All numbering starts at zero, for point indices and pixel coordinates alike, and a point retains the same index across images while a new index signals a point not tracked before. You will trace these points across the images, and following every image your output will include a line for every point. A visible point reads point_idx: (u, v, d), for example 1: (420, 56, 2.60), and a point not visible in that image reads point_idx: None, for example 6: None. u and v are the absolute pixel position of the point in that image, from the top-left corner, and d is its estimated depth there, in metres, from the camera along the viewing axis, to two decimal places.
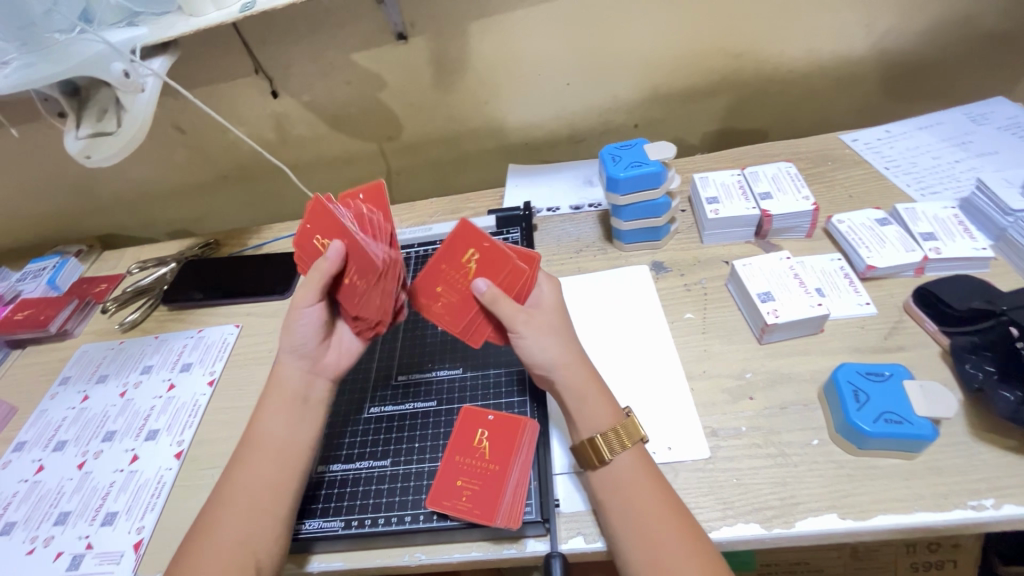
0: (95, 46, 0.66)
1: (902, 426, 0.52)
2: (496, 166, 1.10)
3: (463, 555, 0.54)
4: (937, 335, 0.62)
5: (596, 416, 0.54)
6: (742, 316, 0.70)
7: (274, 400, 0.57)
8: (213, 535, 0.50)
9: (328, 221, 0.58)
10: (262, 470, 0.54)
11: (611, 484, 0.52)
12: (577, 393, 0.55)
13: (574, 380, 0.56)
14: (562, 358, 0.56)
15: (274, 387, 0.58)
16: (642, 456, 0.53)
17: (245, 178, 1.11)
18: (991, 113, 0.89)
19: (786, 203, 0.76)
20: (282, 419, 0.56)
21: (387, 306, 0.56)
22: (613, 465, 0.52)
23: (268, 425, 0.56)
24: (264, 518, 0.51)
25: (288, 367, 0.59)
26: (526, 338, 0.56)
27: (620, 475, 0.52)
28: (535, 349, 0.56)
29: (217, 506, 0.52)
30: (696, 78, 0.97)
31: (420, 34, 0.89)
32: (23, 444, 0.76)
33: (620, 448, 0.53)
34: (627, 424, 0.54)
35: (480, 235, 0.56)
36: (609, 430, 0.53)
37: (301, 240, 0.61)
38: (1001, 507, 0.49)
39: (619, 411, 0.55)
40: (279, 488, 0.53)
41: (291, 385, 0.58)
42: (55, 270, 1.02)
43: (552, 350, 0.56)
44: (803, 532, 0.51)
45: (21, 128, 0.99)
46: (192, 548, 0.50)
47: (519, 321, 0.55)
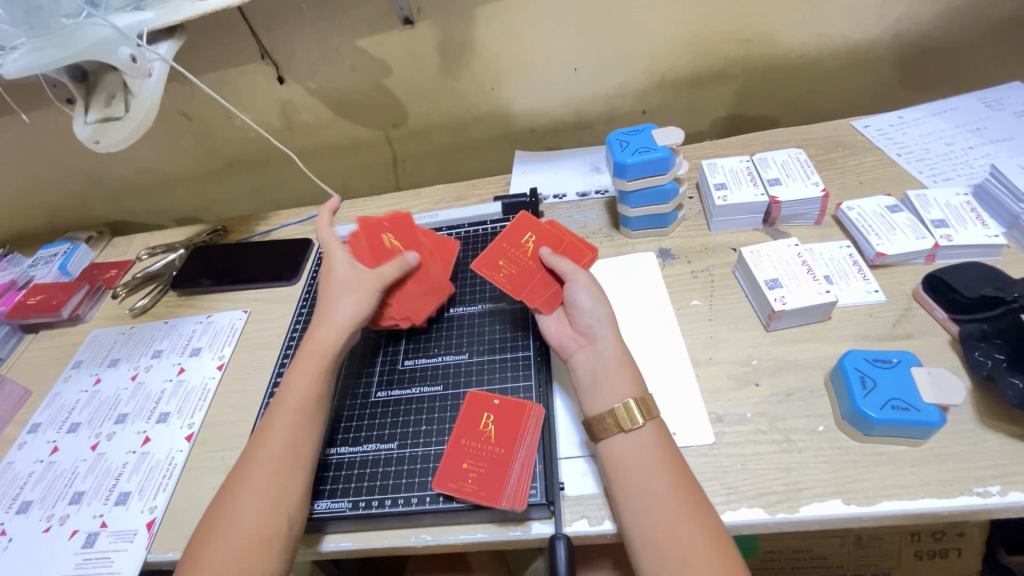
0: (103, 30, 0.66)
1: (909, 413, 0.52)
2: (502, 153, 1.10)
3: (469, 536, 0.55)
4: (946, 322, 0.61)
5: (619, 387, 0.56)
6: (749, 303, 0.69)
7: (307, 360, 0.63)
8: (239, 498, 0.53)
9: (404, 231, 0.75)
10: (286, 426, 0.58)
11: (624, 458, 0.52)
12: (613, 357, 0.58)
13: (614, 344, 0.59)
14: (608, 319, 0.60)
15: (307, 350, 0.64)
16: (658, 431, 0.54)
17: (252, 164, 1.12)
18: (1007, 98, 0.87)
19: (795, 189, 0.75)
20: (312, 379, 0.61)
21: (423, 311, 0.70)
22: (627, 437, 0.53)
23: (299, 385, 0.61)
24: (290, 473, 0.55)
25: (326, 333, 0.64)
26: (583, 293, 0.62)
27: (634, 450, 0.52)
28: (583, 299, 0.61)
29: (242, 475, 0.55)
30: (706, 63, 0.96)
31: (426, 19, 0.89)
32: (38, 425, 0.78)
33: (636, 421, 0.53)
34: (646, 399, 0.55)
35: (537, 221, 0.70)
36: (633, 400, 0.54)
37: (372, 231, 0.74)
38: (1007, 494, 0.49)
39: (640, 383, 0.57)
40: (302, 442, 0.57)
41: (327, 348, 0.64)
42: (66, 256, 1.03)
43: (604, 312, 0.61)
44: (807, 517, 0.51)
45: (30, 115, 1.00)
46: (221, 515, 0.53)
47: (583, 279, 0.63)
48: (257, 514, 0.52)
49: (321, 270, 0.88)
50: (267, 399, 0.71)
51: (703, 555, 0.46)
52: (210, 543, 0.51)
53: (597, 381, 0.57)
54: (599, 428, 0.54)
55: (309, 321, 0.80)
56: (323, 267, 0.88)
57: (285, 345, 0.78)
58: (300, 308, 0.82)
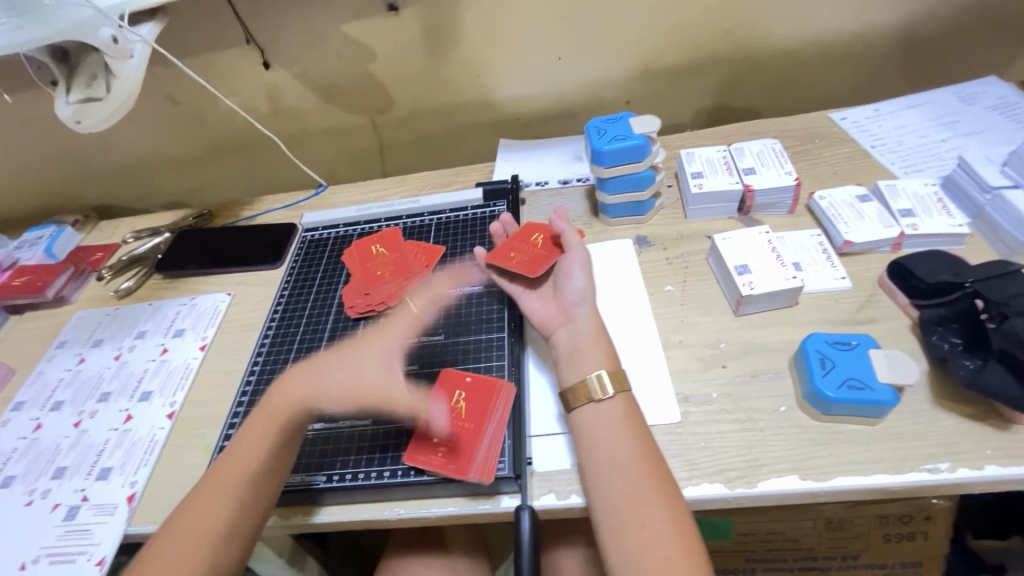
0: (81, 10, 0.66)
1: (864, 392, 0.54)
2: (488, 141, 1.11)
3: (439, 509, 0.56)
4: (907, 308, 0.63)
5: (596, 360, 0.58)
6: (720, 289, 0.71)
7: (339, 370, 0.59)
8: (226, 476, 0.54)
9: (393, 240, 0.82)
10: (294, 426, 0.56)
11: (593, 428, 0.55)
12: (592, 332, 0.61)
13: (593, 321, 0.61)
14: (590, 297, 0.63)
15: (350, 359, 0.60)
16: (629, 404, 0.56)
17: (238, 149, 1.12)
18: (981, 93, 0.88)
19: (769, 178, 0.76)
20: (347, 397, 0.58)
21: (397, 293, 0.75)
22: (598, 408, 0.56)
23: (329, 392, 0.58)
24: (273, 472, 0.55)
25: (366, 360, 0.60)
26: (577, 272, 0.65)
27: (603, 420, 0.55)
28: (575, 275, 0.65)
29: (235, 451, 0.56)
30: (688, 53, 0.97)
31: (411, 5, 0.89)
32: (22, 403, 0.79)
33: (609, 391, 0.56)
34: (620, 372, 0.57)
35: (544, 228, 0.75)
36: (608, 372, 0.57)
37: (363, 244, 0.83)
38: (956, 470, 0.51)
39: (616, 359, 0.59)
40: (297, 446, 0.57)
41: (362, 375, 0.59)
42: (52, 238, 1.04)
43: (589, 290, 0.64)
44: (765, 492, 0.53)
45: (15, 96, 1.00)
46: (208, 483, 0.54)
47: (579, 260, 0.67)
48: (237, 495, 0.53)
49: (304, 254, 0.89)
50: (248, 377, 0.73)
51: (660, 520, 0.48)
52: (192, 507, 0.53)
53: (574, 354, 0.60)
54: (573, 397, 0.57)
55: (291, 303, 0.81)
56: (306, 251, 0.89)
57: (266, 326, 0.79)
58: (282, 290, 0.84)
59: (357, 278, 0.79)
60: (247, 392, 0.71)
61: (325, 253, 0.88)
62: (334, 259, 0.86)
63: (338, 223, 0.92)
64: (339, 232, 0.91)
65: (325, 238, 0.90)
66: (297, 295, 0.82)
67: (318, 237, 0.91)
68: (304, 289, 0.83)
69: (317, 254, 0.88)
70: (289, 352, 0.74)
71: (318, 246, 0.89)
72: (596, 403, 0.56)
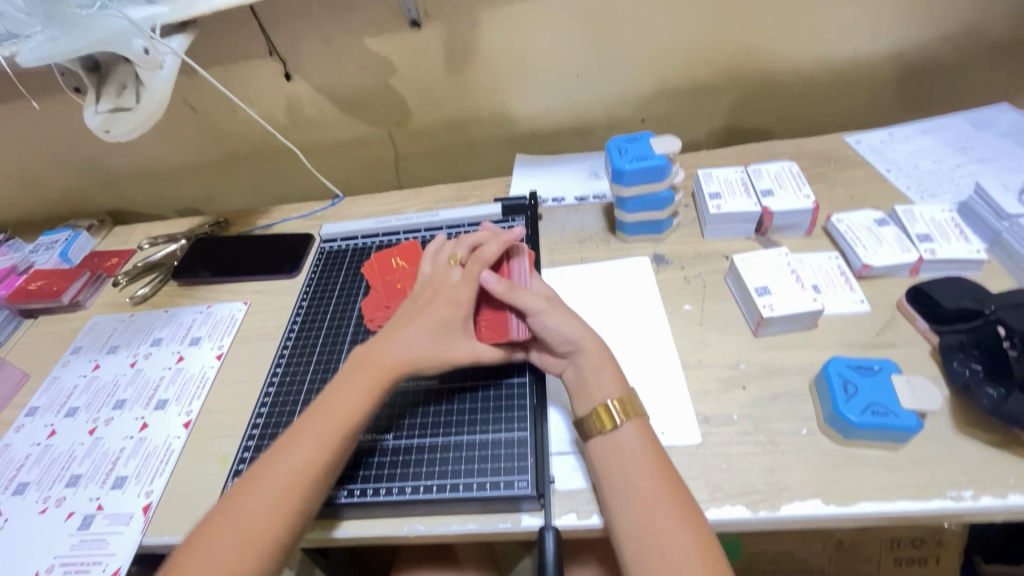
0: (117, 23, 0.68)
1: (888, 418, 0.54)
2: (503, 156, 1.12)
3: (460, 526, 0.56)
4: (927, 333, 0.64)
5: (605, 387, 0.58)
6: (739, 310, 0.71)
7: (366, 377, 0.59)
8: (250, 498, 0.52)
9: (414, 253, 0.84)
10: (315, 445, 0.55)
11: (610, 455, 0.54)
12: (592, 365, 0.60)
13: (594, 351, 0.60)
14: (580, 331, 0.61)
15: (367, 363, 0.60)
16: (643, 429, 0.56)
17: (255, 158, 1.13)
18: (994, 119, 0.90)
19: (786, 200, 0.77)
20: (364, 399, 0.57)
21: None
22: (615, 435, 0.55)
23: (350, 402, 0.57)
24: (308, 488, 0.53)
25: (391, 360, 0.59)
26: (548, 317, 0.62)
27: (620, 446, 0.55)
28: (539, 318, 0.62)
29: (261, 468, 0.54)
30: (704, 74, 0.98)
31: (433, 21, 0.91)
32: (36, 409, 0.79)
33: (622, 419, 0.56)
34: (632, 398, 0.57)
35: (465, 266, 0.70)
36: (618, 400, 0.57)
37: (384, 256, 0.85)
38: (979, 498, 0.51)
39: (626, 384, 0.59)
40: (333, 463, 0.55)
41: (388, 375, 0.59)
42: (67, 242, 1.04)
43: (571, 326, 0.61)
44: (788, 515, 0.53)
45: (39, 101, 1.01)
46: (235, 504, 0.52)
47: (538, 301, 0.63)
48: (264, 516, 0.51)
49: (322, 265, 0.89)
50: (267, 388, 0.73)
51: (686, 545, 0.48)
52: (219, 524, 0.51)
53: (582, 386, 0.59)
54: (589, 426, 0.57)
55: (309, 314, 0.82)
56: (324, 262, 0.90)
57: (284, 337, 0.79)
58: (301, 301, 0.84)
59: (377, 291, 0.80)
60: (266, 403, 0.71)
61: (344, 264, 0.88)
62: (352, 270, 0.87)
63: (356, 235, 0.93)
64: (357, 243, 0.92)
65: (343, 249, 0.91)
66: (315, 306, 0.83)
67: (336, 249, 0.91)
68: (323, 300, 0.83)
69: (335, 265, 0.89)
70: (309, 364, 0.75)
71: (336, 257, 0.90)
72: (611, 431, 0.56)
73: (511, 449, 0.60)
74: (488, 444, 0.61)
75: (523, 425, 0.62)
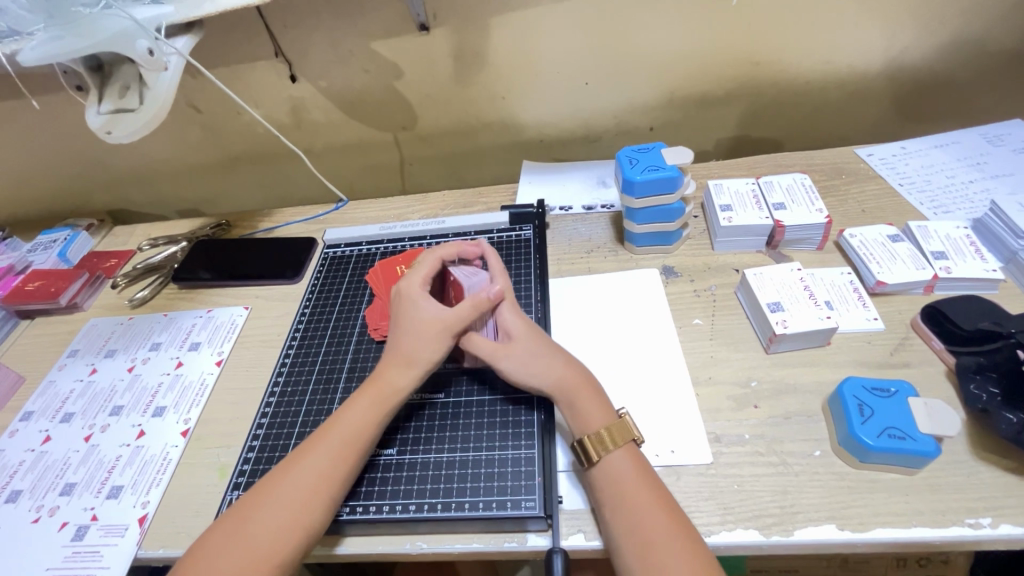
0: (122, 22, 0.67)
1: (905, 442, 0.53)
2: (510, 161, 1.10)
3: (464, 546, 0.55)
4: (942, 353, 0.63)
5: (592, 416, 0.57)
6: (751, 325, 0.70)
7: (371, 396, 0.59)
8: (253, 515, 0.51)
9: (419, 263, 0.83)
10: (326, 459, 0.54)
11: (605, 478, 0.53)
12: (567, 400, 0.58)
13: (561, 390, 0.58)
14: (541, 374, 0.59)
15: (374, 383, 0.60)
16: (634, 455, 0.55)
17: (259, 160, 1.12)
18: (1008, 135, 0.89)
19: (799, 214, 0.76)
20: (371, 417, 0.58)
21: None
22: (607, 461, 0.54)
23: (356, 420, 0.57)
24: (318, 502, 0.52)
25: (401, 378, 0.60)
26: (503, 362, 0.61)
27: (613, 472, 0.53)
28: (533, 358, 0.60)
29: (264, 486, 0.53)
30: (715, 84, 0.97)
31: (442, 26, 0.89)
32: (30, 414, 0.77)
33: (612, 446, 0.54)
34: (621, 425, 0.56)
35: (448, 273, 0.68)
36: (605, 429, 0.55)
37: (389, 265, 0.84)
38: (998, 526, 0.50)
39: (613, 411, 0.57)
40: (341, 478, 0.54)
41: (395, 393, 0.59)
42: (66, 242, 1.03)
43: (530, 370, 0.59)
44: (801, 540, 0.52)
45: (40, 99, 0.99)
46: (236, 525, 0.51)
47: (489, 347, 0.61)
48: (274, 534, 0.50)
49: (325, 271, 0.88)
50: (267, 398, 0.71)
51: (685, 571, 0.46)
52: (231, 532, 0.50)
53: (570, 416, 0.57)
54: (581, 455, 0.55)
55: (311, 322, 0.80)
56: (327, 268, 0.88)
57: (285, 345, 0.78)
58: (303, 308, 0.83)
59: (382, 299, 0.80)
60: (267, 414, 0.70)
61: (347, 271, 0.87)
62: (355, 277, 0.86)
63: (360, 241, 0.91)
64: (361, 249, 0.90)
65: (347, 255, 0.90)
66: (318, 314, 0.81)
67: (339, 255, 0.90)
68: (326, 308, 0.82)
69: (339, 271, 0.87)
70: (311, 373, 0.73)
71: (339, 263, 0.89)
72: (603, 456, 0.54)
73: (518, 468, 0.59)
74: (495, 462, 0.60)
75: (530, 442, 0.61)
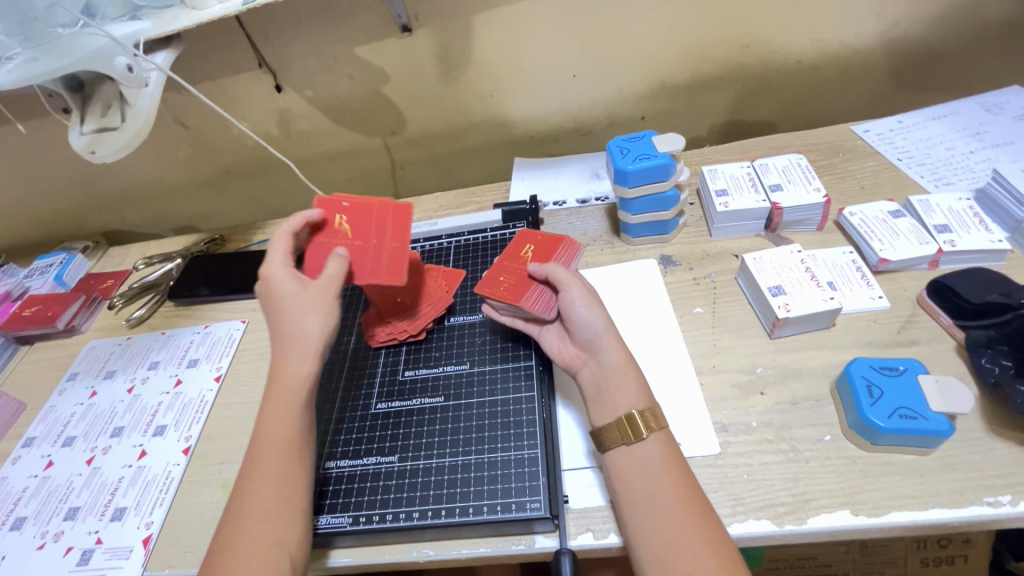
0: (98, 40, 0.66)
1: (918, 422, 0.52)
2: (502, 159, 1.09)
3: (471, 551, 0.54)
4: (952, 328, 0.61)
5: (626, 398, 0.54)
6: (753, 310, 0.69)
7: (280, 398, 0.56)
8: (236, 544, 0.49)
9: None
10: (269, 474, 0.52)
11: (633, 471, 0.51)
12: (616, 368, 0.56)
13: (617, 351, 0.56)
14: (605, 326, 0.58)
15: (275, 386, 0.57)
16: (668, 443, 0.52)
17: (250, 172, 1.11)
18: (1007, 103, 0.87)
19: (796, 195, 0.74)
20: (286, 418, 0.55)
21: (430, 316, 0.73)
22: (637, 448, 0.52)
23: (277, 426, 0.54)
24: (288, 517, 0.51)
25: (299, 364, 0.57)
26: (576, 296, 0.59)
27: (642, 459, 0.51)
28: (582, 311, 0.58)
29: (237, 512, 0.51)
30: (705, 68, 0.96)
31: (424, 26, 0.89)
32: (32, 439, 0.77)
33: (644, 431, 0.52)
34: (655, 408, 0.53)
35: (533, 234, 0.69)
36: (643, 409, 0.53)
37: None
38: (1018, 503, 0.49)
39: (649, 394, 0.55)
40: (292, 485, 0.52)
41: (298, 382, 0.56)
42: (62, 266, 1.02)
43: (598, 318, 0.58)
44: (815, 528, 0.50)
45: (26, 125, 0.99)
46: (220, 553, 0.49)
47: (573, 283, 0.60)
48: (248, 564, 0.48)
49: None
50: None
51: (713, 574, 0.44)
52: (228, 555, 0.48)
53: (606, 390, 0.56)
54: (608, 437, 0.53)
55: None
56: None
57: None
58: None
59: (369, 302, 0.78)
60: None
61: None
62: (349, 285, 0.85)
63: None
64: None
65: None
66: None
67: None
68: None
69: None
70: None
71: None
72: (631, 444, 0.52)
73: (521, 469, 0.58)
74: (498, 464, 0.58)
75: (533, 442, 0.60)
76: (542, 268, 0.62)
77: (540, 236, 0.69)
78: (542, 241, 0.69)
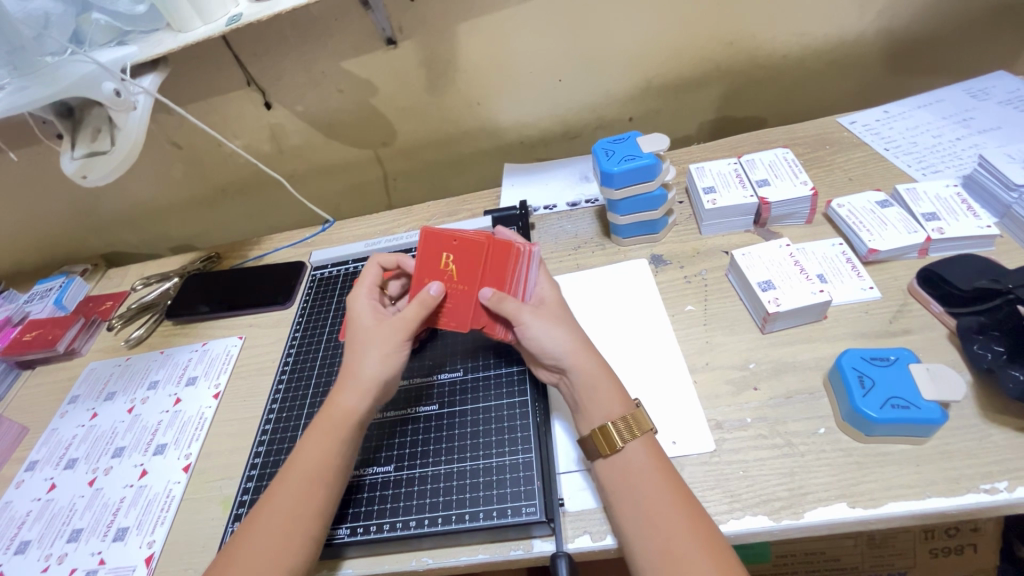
0: (86, 66, 0.67)
1: (910, 411, 0.51)
2: (492, 165, 1.10)
3: (470, 558, 0.54)
4: (943, 316, 0.61)
5: (606, 406, 0.54)
6: (744, 306, 0.69)
7: (321, 428, 0.56)
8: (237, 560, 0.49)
9: None
10: (290, 498, 0.53)
11: (622, 476, 0.51)
12: (587, 382, 0.55)
13: (586, 368, 0.56)
14: (570, 347, 0.57)
15: (325, 413, 0.57)
16: (651, 446, 0.53)
17: (244, 189, 1.12)
18: (992, 88, 0.87)
19: (784, 189, 0.75)
20: (328, 449, 0.55)
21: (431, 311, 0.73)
22: (621, 455, 0.52)
23: (313, 455, 0.55)
24: (296, 546, 0.50)
25: (352, 400, 0.57)
26: (532, 327, 0.57)
27: (631, 464, 0.51)
28: (545, 342, 0.57)
29: (243, 532, 0.52)
30: (690, 67, 0.96)
31: (409, 38, 0.89)
32: (35, 463, 0.77)
33: (627, 438, 0.52)
34: (637, 415, 0.54)
35: (449, 235, 0.61)
36: (620, 420, 0.53)
37: None
38: (1015, 489, 0.48)
39: (629, 400, 0.55)
40: (312, 513, 0.52)
41: (348, 417, 0.56)
42: (61, 290, 1.04)
43: (561, 340, 0.57)
44: (813, 522, 0.50)
45: (21, 152, 1.01)
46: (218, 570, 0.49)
47: (524, 311, 0.58)
48: None
49: (314, 293, 0.88)
50: (264, 427, 0.71)
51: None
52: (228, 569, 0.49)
53: (585, 400, 0.55)
54: (593, 447, 0.53)
55: (303, 346, 0.80)
56: (316, 290, 0.88)
57: (279, 370, 0.78)
58: (293, 333, 0.83)
59: None
60: (264, 442, 0.69)
61: (335, 292, 0.87)
62: (343, 297, 0.86)
63: (347, 260, 0.91)
64: (348, 269, 0.90)
65: (335, 276, 0.90)
66: (309, 336, 0.81)
67: (327, 276, 0.90)
68: (317, 330, 0.82)
69: (328, 292, 0.87)
70: (304, 398, 0.73)
71: (328, 284, 0.89)
72: (620, 449, 0.52)
73: (515, 473, 0.58)
74: (492, 470, 0.59)
75: (527, 446, 0.60)
76: (490, 304, 0.58)
77: (453, 240, 0.61)
78: (457, 246, 0.61)
